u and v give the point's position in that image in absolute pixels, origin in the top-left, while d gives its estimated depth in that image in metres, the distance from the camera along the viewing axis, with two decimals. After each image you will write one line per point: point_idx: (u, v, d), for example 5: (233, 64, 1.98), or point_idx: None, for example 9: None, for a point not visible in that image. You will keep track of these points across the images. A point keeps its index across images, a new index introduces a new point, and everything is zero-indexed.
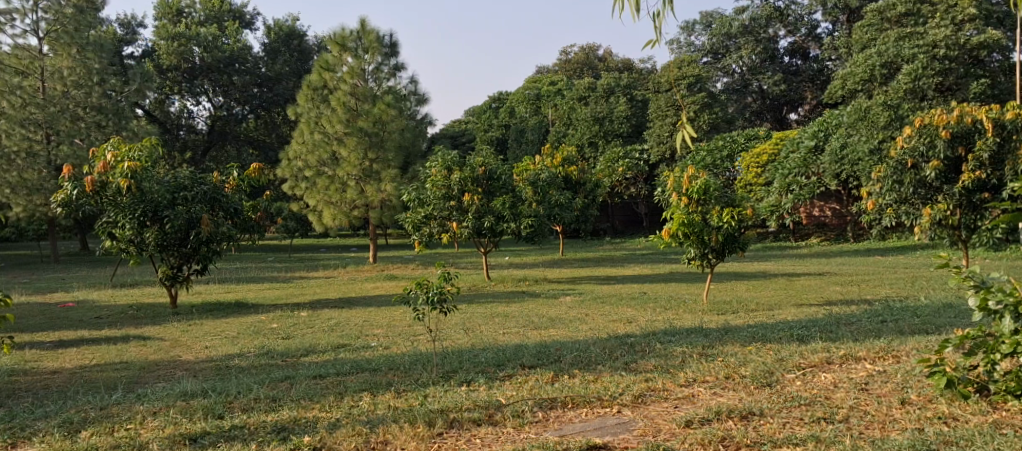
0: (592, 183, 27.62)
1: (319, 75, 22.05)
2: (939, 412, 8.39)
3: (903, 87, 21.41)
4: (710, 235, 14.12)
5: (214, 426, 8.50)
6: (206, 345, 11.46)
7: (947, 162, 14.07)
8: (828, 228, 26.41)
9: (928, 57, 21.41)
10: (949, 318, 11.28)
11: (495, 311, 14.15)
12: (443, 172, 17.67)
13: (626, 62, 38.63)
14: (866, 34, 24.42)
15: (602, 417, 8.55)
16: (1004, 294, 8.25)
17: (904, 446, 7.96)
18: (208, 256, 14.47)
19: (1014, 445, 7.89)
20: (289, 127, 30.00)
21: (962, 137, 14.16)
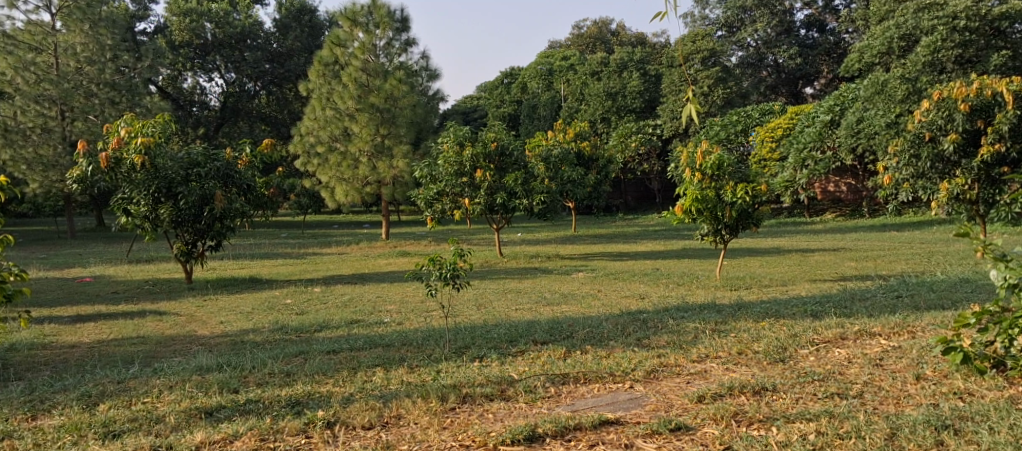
0: (604, 159, 27.60)
1: (330, 51, 21.96)
2: (954, 388, 8.38)
3: (921, 59, 21.34)
4: (723, 211, 14.10)
5: (229, 400, 8.56)
6: (222, 320, 11.54)
7: (965, 135, 14.05)
8: (843, 204, 26.35)
9: (948, 29, 21.25)
10: (965, 293, 11.30)
11: (508, 287, 14.22)
12: (455, 148, 17.61)
13: (638, 36, 38.52)
14: (884, 5, 24.43)
15: (614, 392, 8.58)
16: None
17: (919, 422, 7.95)
18: (222, 233, 14.53)
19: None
20: (301, 103, 30.07)
21: (981, 110, 13.97)
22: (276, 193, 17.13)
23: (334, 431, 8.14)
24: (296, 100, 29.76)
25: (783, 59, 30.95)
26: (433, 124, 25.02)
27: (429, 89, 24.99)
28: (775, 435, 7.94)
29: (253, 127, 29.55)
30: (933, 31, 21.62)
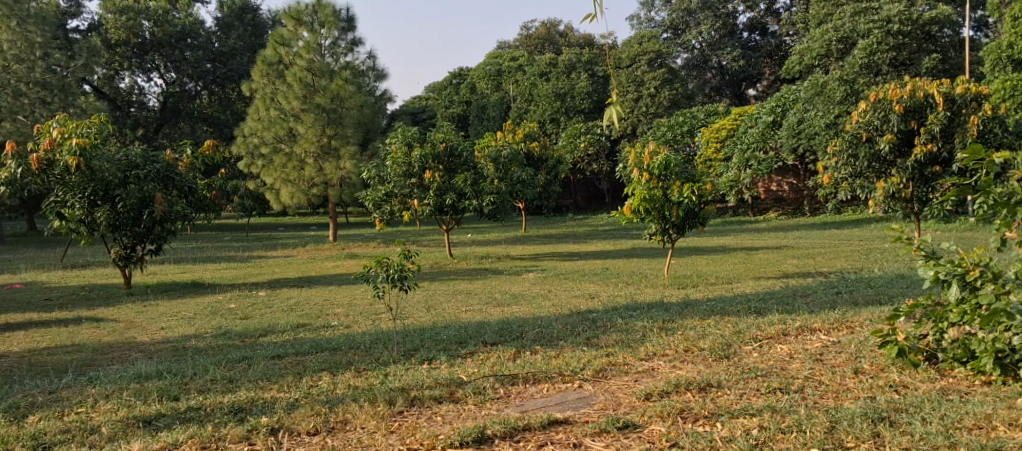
0: (554, 159, 27.67)
1: (274, 50, 21.72)
2: (891, 381, 8.49)
3: (859, 62, 21.67)
4: (671, 210, 14.23)
5: (169, 408, 8.46)
6: (162, 326, 11.40)
7: (900, 135, 14.37)
8: (786, 203, 26.66)
9: (883, 32, 21.88)
10: (901, 288, 11.51)
11: (457, 289, 14.19)
12: (403, 148, 17.52)
13: (586, 38, 38.74)
14: (824, 9, 25.79)
15: (563, 392, 8.61)
16: (953, 264, 8.39)
17: (857, 414, 8.01)
18: (162, 236, 14.39)
19: (961, 410, 7.99)
20: (244, 103, 29.84)
21: (915, 111, 14.42)
22: (219, 196, 16.95)
23: (278, 437, 8.06)
24: (238, 100, 29.52)
25: (727, 62, 31.60)
26: (381, 125, 24.92)
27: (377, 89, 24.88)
28: (720, 430, 7.95)
29: (195, 128, 29.18)
30: (869, 34, 22.18)
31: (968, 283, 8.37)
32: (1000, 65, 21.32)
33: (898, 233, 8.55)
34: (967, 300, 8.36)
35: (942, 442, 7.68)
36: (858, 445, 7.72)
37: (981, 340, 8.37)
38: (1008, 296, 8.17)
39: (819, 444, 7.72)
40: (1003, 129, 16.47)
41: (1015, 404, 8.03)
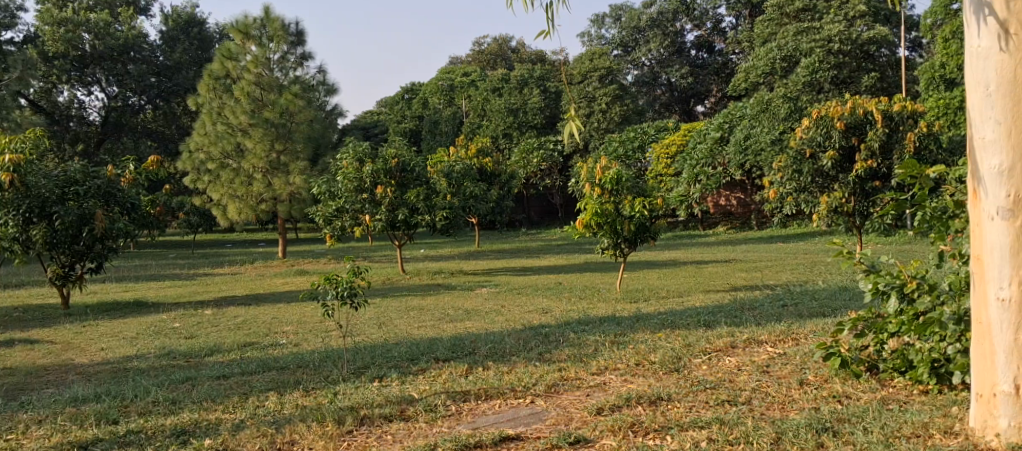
0: (506, 174, 27.72)
1: (221, 64, 21.65)
2: (834, 391, 8.00)
3: (802, 79, 25.08)
4: (622, 225, 14.30)
5: (107, 433, 7.95)
6: (101, 347, 11.21)
7: (841, 152, 16.05)
8: (734, 217, 26.99)
9: (824, 51, 24.98)
10: (844, 301, 11.63)
11: (410, 305, 14.07)
12: (355, 164, 17.43)
13: (538, 54, 39.04)
14: (768, 28, 28.80)
15: (515, 408, 8.28)
16: (892, 276, 7.95)
17: (801, 426, 7.42)
18: (102, 255, 14.17)
19: (900, 419, 7.40)
20: (189, 117, 29.82)
21: (855, 128, 16.14)
22: (163, 212, 16.68)
23: None
24: (184, 114, 29.37)
25: (675, 78, 33.15)
26: (331, 140, 24.81)
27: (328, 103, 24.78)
28: (670, 444, 7.42)
29: (138, 143, 28.88)
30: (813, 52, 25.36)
31: (907, 295, 7.91)
32: (934, 84, 22.59)
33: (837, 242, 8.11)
34: (905, 311, 7.88)
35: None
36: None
37: (919, 349, 7.90)
38: (943, 307, 7.74)
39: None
40: (938, 146, 17.05)
41: (951, 411, 7.43)
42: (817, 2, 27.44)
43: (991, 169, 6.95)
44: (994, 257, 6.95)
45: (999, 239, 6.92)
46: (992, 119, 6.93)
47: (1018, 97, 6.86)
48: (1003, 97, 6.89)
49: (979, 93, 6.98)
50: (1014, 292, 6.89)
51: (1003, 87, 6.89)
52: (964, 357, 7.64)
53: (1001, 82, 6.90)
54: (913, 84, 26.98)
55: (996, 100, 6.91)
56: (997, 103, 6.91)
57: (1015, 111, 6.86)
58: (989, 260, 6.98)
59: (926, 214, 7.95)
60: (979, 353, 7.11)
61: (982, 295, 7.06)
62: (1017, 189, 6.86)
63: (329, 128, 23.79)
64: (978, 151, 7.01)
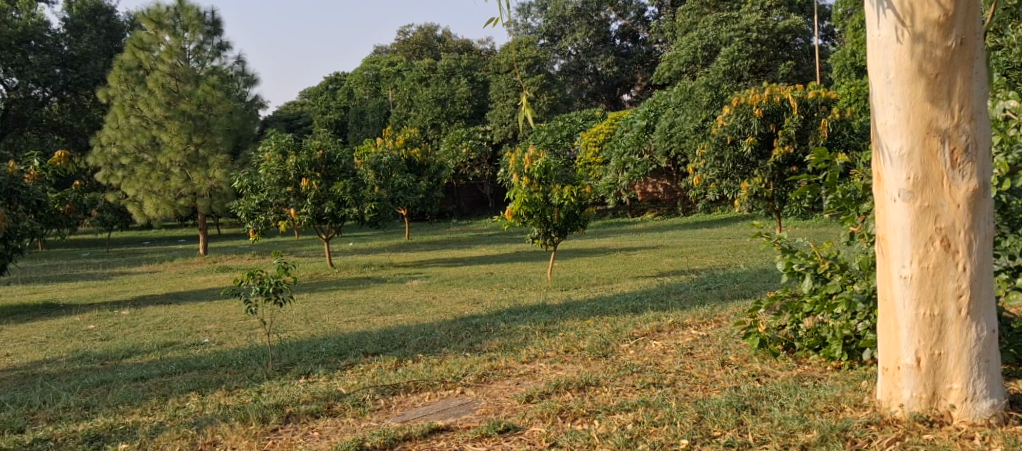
0: (435, 165, 27.58)
1: (133, 55, 21.19)
2: (754, 371, 7.99)
3: (722, 68, 25.47)
4: (552, 213, 14.32)
5: (12, 441, 7.61)
6: (9, 351, 10.90)
7: (760, 137, 16.64)
8: (661, 205, 27.23)
9: (743, 40, 25.47)
10: (764, 282, 11.85)
11: (339, 299, 13.94)
12: (277, 157, 17.09)
13: (465, 44, 39.12)
14: (689, 17, 29.17)
15: (445, 399, 8.18)
16: (805, 257, 7.97)
17: (721, 404, 7.15)
18: (6, 255, 13.76)
19: (814, 395, 7.15)
20: (100, 111, 29.32)
21: (773, 115, 16.64)
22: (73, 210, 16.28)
23: None
24: (94, 106, 29.00)
25: (601, 67, 33.56)
26: (252, 131, 24.49)
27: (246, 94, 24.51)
28: (597, 428, 7.14)
29: (44, 137, 28.21)
30: (732, 41, 25.90)
31: (822, 276, 7.91)
32: (845, 72, 23.38)
33: (754, 226, 8.10)
34: (818, 291, 7.88)
35: (797, 427, 6.65)
36: (723, 433, 6.76)
37: (831, 327, 7.89)
38: (853, 286, 7.75)
39: (688, 435, 6.78)
40: (851, 132, 17.33)
41: (861, 386, 7.25)
42: None
43: (892, 154, 6.39)
44: (895, 238, 6.41)
45: (900, 221, 6.38)
46: (893, 105, 6.35)
47: (918, 84, 6.26)
48: (903, 84, 6.30)
49: (880, 80, 6.40)
50: (916, 270, 6.34)
51: (902, 73, 6.30)
52: (873, 334, 7.66)
53: (900, 69, 6.30)
54: (826, 72, 27.67)
55: (896, 87, 6.32)
56: (897, 89, 6.33)
57: (914, 97, 6.27)
58: (891, 241, 6.45)
59: (837, 198, 8.01)
60: (885, 328, 6.62)
61: (887, 273, 6.53)
62: (918, 172, 6.29)
63: (250, 120, 23.60)
64: (880, 137, 6.46)
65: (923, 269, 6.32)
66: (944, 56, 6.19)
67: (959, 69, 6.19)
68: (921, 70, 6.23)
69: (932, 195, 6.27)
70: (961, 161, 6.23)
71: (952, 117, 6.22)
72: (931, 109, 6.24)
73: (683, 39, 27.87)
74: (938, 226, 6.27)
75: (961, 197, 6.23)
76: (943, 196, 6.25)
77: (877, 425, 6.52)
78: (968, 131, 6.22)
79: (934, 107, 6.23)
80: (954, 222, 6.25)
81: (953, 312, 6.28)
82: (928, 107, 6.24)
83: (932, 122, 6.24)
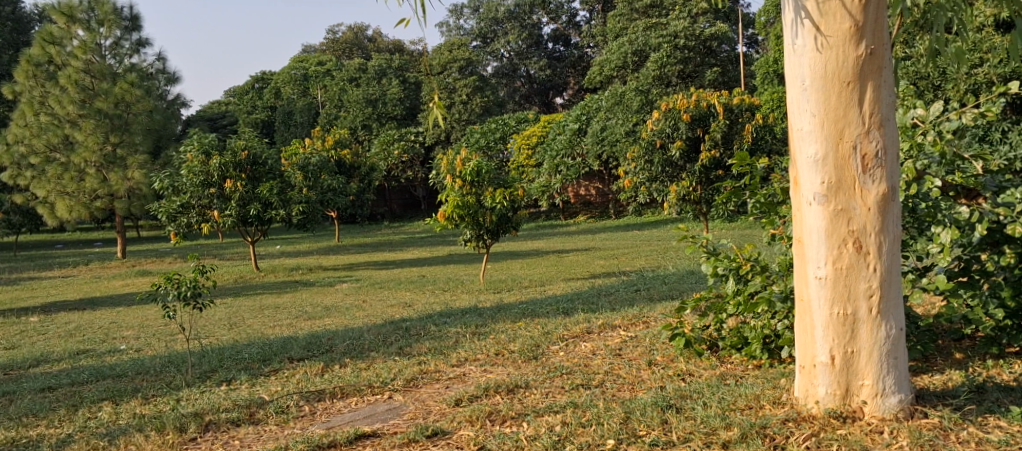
0: (366, 167, 27.02)
1: (42, 49, 20.58)
2: (679, 370, 7.96)
3: (651, 73, 25.73)
4: (484, 216, 14.20)
5: None
6: None
7: (688, 142, 16.76)
8: (593, 207, 27.30)
9: (671, 46, 25.73)
10: (691, 283, 11.90)
11: (264, 304, 13.66)
12: (200, 157, 16.72)
13: (396, 44, 38.87)
14: (618, 22, 29.33)
15: (372, 404, 8.01)
16: (729, 259, 7.98)
17: (647, 404, 7.10)
18: None
19: (736, 393, 7.13)
20: (9, 109, 28.48)
21: (700, 120, 16.81)
22: None
23: None
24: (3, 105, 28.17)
25: (534, 70, 33.66)
26: (174, 130, 24.02)
27: (168, 92, 24.01)
28: (526, 430, 7.04)
29: None
30: (660, 47, 26.06)
31: (742, 277, 7.95)
32: (769, 79, 23.68)
33: (679, 227, 8.07)
34: (741, 292, 7.93)
35: (718, 424, 6.62)
36: (649, 432, 6.71)
37: (753, 326, 7.92)
38: (773, 287, 7.79)
39: (614, 435, 6.71)
40: (775, 137, 17.54)
41: (780, 384, 7.26)
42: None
43: (807, 159, 6.40)
44: (811, 239, 6.43)
45: (815, 223, 6.39)
46: (807, 111, 6.36)
47: (831, 91, 6.27)
48: (818, 91, 6.31)
49: (796, 87, 6.41)
50: (830, 271, 6.36)
51: (816, 81, 6.31)
52: (792, 333, 7.68)
53: (815, 76, 6.31)
54: (751, 78, 28.07)
55: (811, 94, 6.33)
56: (813, 96, 6.33)
57: (828, 104, 6.28)
58: (806, 243, 6.46)
59: (759, 202, 8.02)
60: (802, 327, 6.63)
61: (804, 274, 6.55)
62: (831, 176, 6.31)
63: (171, 119, 23.22)
64: (797, 142, 6.47)
65: (838, 269, 6.34)
66: (855, 64, 6.21)
67: (869, 77, 6.22)
68: (834, 77, 6.25)
69: (844, 199, 6.29)
70: (871, 166, 6.25)
71: (864, 123, 6.24)
72: (843, 115, 6.26)
73: (613, 43, 27.97)
74: (850, 228, 6.29)
75: (872, 200, 6.26)
76: (855, 199, 6.27)
77: (794, 421, 6.52)
78: (879, 137, 6.25)
79: (847, 113, 6.25)
80: (865, 224, 6.27)
81: (865, 311, 6.30)
82: (841, 113, 6.26)
83: (845, 128, 6.26)
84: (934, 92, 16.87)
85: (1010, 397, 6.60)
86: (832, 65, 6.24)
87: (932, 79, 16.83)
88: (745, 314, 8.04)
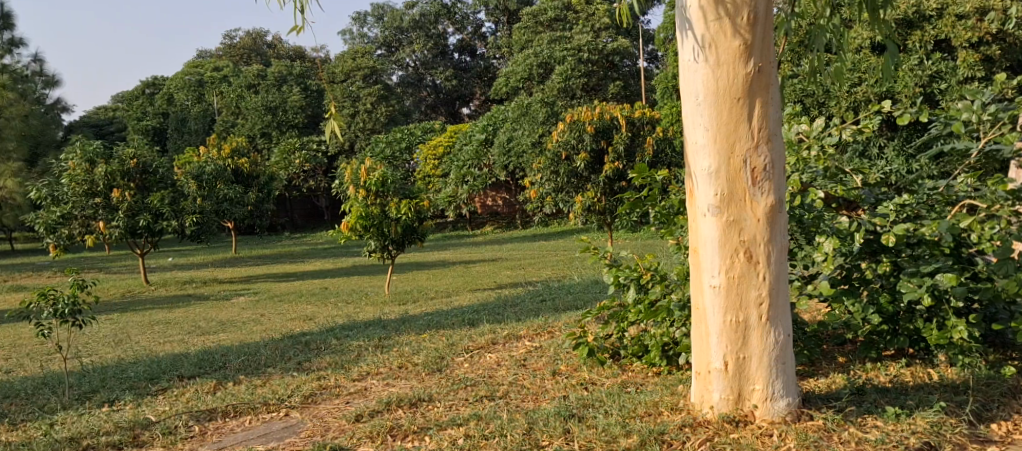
0: (265, 176, 26.24)
1: None
2: (582, 380, 7.79)
3: (556, 85, 25.43)
4: (390, 226, 13.89)
5: None
6: None
7: (592, 154, 16.73)
8: (500, 217, 27.25)
9: (575, 59, 25.80)
10: (596, 292, 11.78)
11: (153, 319, 13.09)
12: (83, 166, 16.06)
13: (297, 51, 38.25)
14: (524, 35, 29.34)
15: (267, 423, 7.65)
16: (629, 269, 7.84)
17: (549, 415, 6.90)
18: None
19: (635, 400, 7.01)
20: None
21: (604, 132, 16.83)
22: None
23: None
24: None
25: (440, 80, 33.43)
26: (54, 136, 23.13)
27: (45, 96, 23.26)
28: (427, 444, 6.78)
29: None
30: (565, 60, 26.08)
31: (643, 286, 7.81)
32: (669, 94, 23.84)
33: (582, 238, 7.90)
34: (642, 301, 7.77)
35: (618, 432, 6.51)
36: (551, 442, 6.54)
37: (652, 333, 7.75)
38: (671, 296, 7.71)
39: (517, 446, 6.52)
40: (675, 150, 17.62)
41: (678, 390, 7.17)
42: (567, 13, 28.47)
43: (700, 172, 6.39)
44: (706, 250, 6.44)
45: (709, 234, 6.40)
46: (701, 125, 6.36)
47: (723, 107, 6.28)
48: (710, 107, 6.31)
49: (690, 102, 6.40)
50: (724, 279, 6.38)
51: (709, 97, 6.31)
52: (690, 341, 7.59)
53: (708, 92, 6.31)
54: (652, 93, 28.36)
55: (705, 108, 6.33)
56: (706, 112, 6.33)
57: (720, 119, 6.29)
58: (701, 252, 6.47)
59: (657, 213, 7.87)
60: (697, 334, 6.65)
61: (699, 283, 6.57)
62: (724, 188, 6.32)
63: (49, 124, 22.62)
64: (691, 155, 6.46)
65: (731, 278, 6.37)
66: (745, 81, 6.24)
67: (758, 94, 6.26)
68: (725, 93, 6.26)
69: (736, 210, 6.31)
70: (761, 178, 6.29)
71: (753, 137, 6.27)
72: (734, 130, 6.28)
73: (519, 55, 27.97)
74: (742, 239, 6.32)
75: (761, 212, 6.30)
76: (745, 211, 6.30)
77: (691, 426, 6.53)
78: (767, 151, 6.29)
79: (736, 128, 6.27)
80: (755, 234, 6.31)
81: (756, 319, 6.35)
82: (732, 128, 6.28)
83: (736, 142, 6.28)
84: (818, 108, 17.15)
85: (887, 398, 6.78)
86: (724, 81, 6.26)
87: (817, 97, 17.12)
88: (646, 323, 7.90)
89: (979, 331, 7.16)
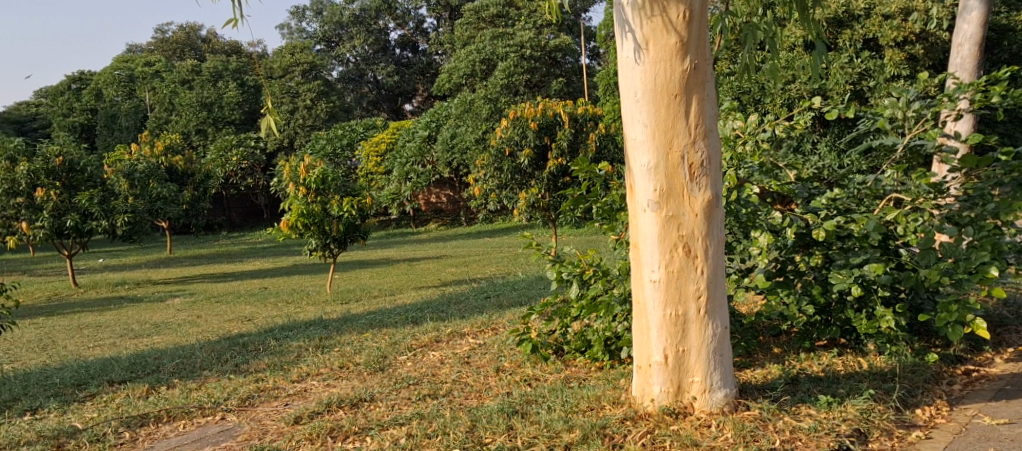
0: (201, 174, 25.71)
1: None
2: (526, 376, 7.62)
3: (500, 82, 25.01)
4: (331, 225, 13.61)
5: None
6: None
7: (536, 150, 16.64)
8: (444, 214, 27.05)
9: (518, 56, 25.68)
10: (540, 289, 11.64)
11: (83, 323, 12.67)
12: (5, 163, 15.55)
13: (232, 45, 37.58)
14: (466, 31, 29.13)
15: (202, 427, 7.37)
16: (572, 265, 7.73)
17: (493, 411, 6.72)
18: None
19: (579, 395, 6.86)
20: None
21: (547, 128, 16.66)
22: None
23: None
24: None
25: (381, 76, 33.11)
26: None
27: None
28: (368, 445, 6.56)
29: None
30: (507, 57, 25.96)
31: (586, 282, 7.72)
32: (611, 90, 23.79)
33: (525, 234, 7.77)
34: (583, 296, 7.67)
35: (561, 427, 6.35)
36: (494, 439, 6.36)
37: (593, 328, 7.60)
38: (613, 290, 7.60)
39: (459, 444, 6.34)
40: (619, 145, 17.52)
41: (621, 384, 7.06)
42: (508, 9, 28.35)
43: (639, 168, 6.27)
44: (644, 245, 6.32)
45: (647, 229, 6.28)
46: (640, 121, 6.23)
47: (661, 103, 6.16)
48: (648, 103, 6.18)
49: (628, 98, 6.27)
50: (663, 274, 6.27)
51: (647, 93, 6.18)
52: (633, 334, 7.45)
53: (646, 88, 6.18)
54: (593, 89, 28.31)
55: (643, 105, 6.20)
56: (644, 108, 6.20)
57: (658, 115, 6.17)
58: (640, 248, 6.35)
59: (600, 208, 7.76)
60: (637, 328, 6.54)
61: (638, 278, 6.44)
62: (662, 184, 6.20)
63: None
64: (630, 150, 6.33)
65: (670, 273, 6.26)
66: (682, 77, 6.12)
67: (695, 89, 6.14)
68: (663, 89, 6.14)
69: (674, 205, 6.20)
70: (698, 174, 6.19)
71: (690, 133, 6.16)
72: (672, 126, 6.16)
73: (460, 51, 27.76)
74: (680, 233, 6.21)
75: (699, 207, 6.20)
76: (683, 206, 6.20)
77: (631, 419, 6.40)
78: (704, 147, 6.19)
79: (674, 125, 6.15)
80: (693, 229, 6.21)
81: (695, 313, 6.26)
82: (669, 125, 6.16)
83: (674, 138, 6.16)
84: (755, 105, 17.11)
85: (820, 387, 6.75)
86: (661, 76, 6.13)
87: (754, 94, 17.08)
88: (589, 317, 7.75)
89: (906, 320, 7.20)
